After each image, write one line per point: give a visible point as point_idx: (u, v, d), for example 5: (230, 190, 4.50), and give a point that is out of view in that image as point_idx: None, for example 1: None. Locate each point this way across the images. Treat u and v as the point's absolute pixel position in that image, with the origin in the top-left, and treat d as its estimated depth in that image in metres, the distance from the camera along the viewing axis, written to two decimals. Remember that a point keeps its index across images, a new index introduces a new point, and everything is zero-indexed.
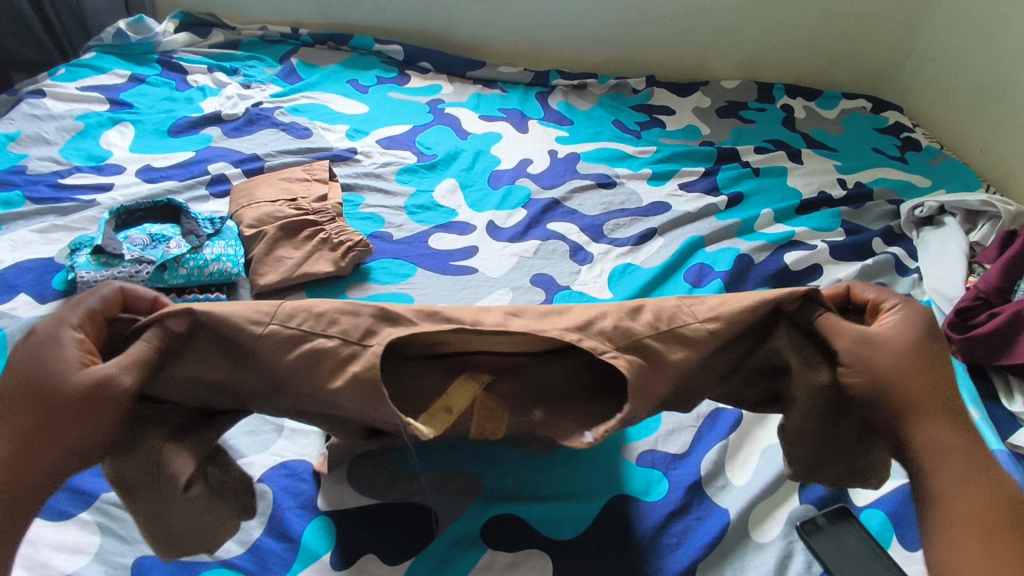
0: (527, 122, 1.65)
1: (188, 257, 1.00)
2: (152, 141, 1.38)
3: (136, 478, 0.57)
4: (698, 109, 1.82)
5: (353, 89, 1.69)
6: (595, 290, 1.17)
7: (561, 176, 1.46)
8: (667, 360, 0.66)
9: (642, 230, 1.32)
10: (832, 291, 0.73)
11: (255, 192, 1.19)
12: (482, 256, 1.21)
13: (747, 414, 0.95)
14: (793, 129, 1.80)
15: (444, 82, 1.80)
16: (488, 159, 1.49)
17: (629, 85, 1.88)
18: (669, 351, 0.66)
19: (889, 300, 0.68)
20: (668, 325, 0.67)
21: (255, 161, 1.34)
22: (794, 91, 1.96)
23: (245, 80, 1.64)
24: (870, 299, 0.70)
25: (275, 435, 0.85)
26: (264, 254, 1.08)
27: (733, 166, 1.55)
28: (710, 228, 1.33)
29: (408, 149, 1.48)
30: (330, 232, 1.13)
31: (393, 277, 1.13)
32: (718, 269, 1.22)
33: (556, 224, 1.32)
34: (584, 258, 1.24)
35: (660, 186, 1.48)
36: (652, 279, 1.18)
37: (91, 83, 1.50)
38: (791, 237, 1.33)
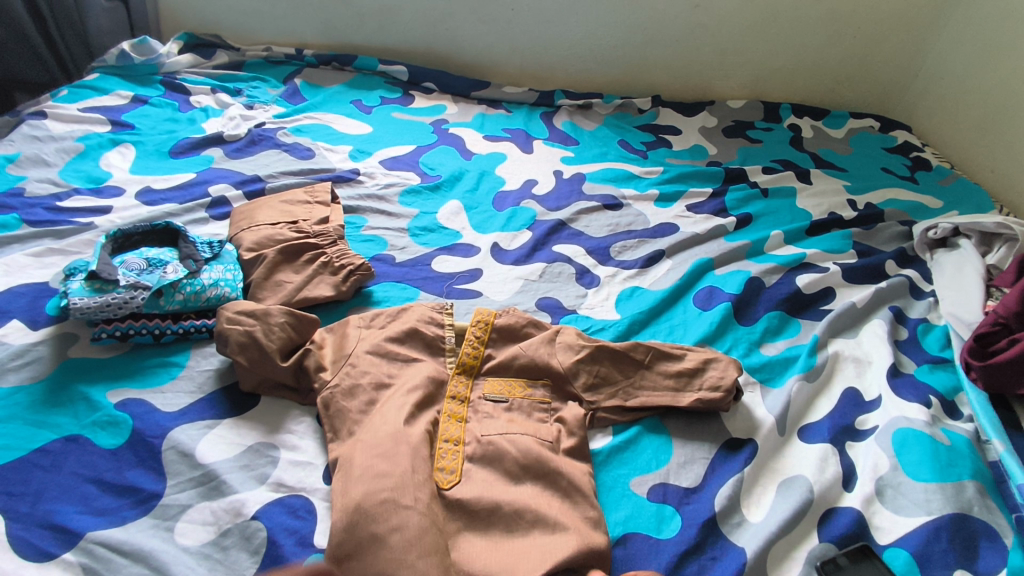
0: (532, 142, 1.64)
1: (185, 282, 0.97)
2: (152, 162, 1.37)
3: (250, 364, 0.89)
4: (704, 129, 1.81)
5: (357, 109, 1.68)
6: (602, 314, 1.14)
7: (567, 197, 1.44)
8: (604, 399, 0.92)
9: (648, 252, 1.29)
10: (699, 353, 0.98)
11: (255, 215, 1.17)
12: (486, 280, 1.19)
13: (761, 445, 0.91)
14: (801, 149, 1.78)
15: (448, 102, 1.79)
16: (491, 180, 1.47)
17: (635, 105, 1.86)
18: (608, 403, 0.92)
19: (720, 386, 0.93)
20: (624, 397, 0.93)
21: (257, 182, 1.33)
22: (800, 110, 1.94)
23: (249, 101, 1.64)
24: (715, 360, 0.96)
25: (270, 467, 0.81)
26: (263, 278, 1.06)
27: (741, 187, 1.52)
28: (719, 250, 1.30)
29: (412, 170, 1.46)
30: (331, 255, 1.11)
31: (396, 301, 1.10)
32: (727, 292, 1.18)
33: (561, 246, 1.29)
34: (590, 280, 1.21)
35: (667, 207, 1.46)
36: (659, 302, 1.15)
37: (93, 104, 1.49)
38: (802, 259, 1.29)
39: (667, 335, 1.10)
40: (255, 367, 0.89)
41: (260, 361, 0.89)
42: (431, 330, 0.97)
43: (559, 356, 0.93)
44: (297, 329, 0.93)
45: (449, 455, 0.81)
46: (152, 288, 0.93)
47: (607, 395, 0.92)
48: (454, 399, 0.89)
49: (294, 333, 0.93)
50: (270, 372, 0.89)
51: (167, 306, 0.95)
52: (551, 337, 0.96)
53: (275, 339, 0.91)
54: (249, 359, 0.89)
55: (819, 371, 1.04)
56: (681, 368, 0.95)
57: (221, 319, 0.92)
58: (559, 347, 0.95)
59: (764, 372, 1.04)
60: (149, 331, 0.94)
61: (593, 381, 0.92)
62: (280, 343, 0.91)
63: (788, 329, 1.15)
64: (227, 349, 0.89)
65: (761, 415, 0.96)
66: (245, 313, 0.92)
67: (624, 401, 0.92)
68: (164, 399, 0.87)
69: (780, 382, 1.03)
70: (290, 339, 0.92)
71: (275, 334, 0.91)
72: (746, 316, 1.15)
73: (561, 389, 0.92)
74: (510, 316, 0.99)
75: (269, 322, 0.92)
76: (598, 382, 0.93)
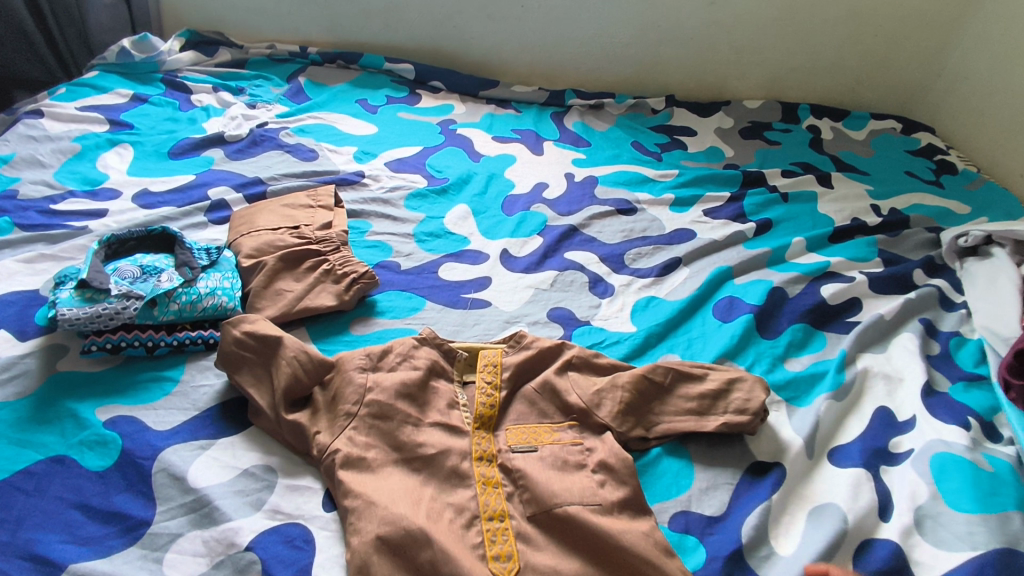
0: (542, 144, 1.58)
1: (180, 291, 0.93)
2: (151, 163, 1.32)
3: (253, 391, 0.86)
4: (720, 130, 1.75)
5: (362, 109, 1.63)
6: (617, 325, 1.08)
7: (579, 202, 1.38)
8: (630, 434, 0.87)
9: (665, 260, 1.24)
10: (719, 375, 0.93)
11: (256, 219, 1.12)
12: (495, 289, 1.14)
13: (791, 471, 0.86)
14: (820, 151, 1.72)
15: (456, 101, 1.74)
16: (501, 183, 1.42)
17: (648, 105, 1.80)
18: (632, 432, 0.87)
19: (743, 410, 0.89)
20: (649, 429, 0.88)
21: (258, 185, 1.28)
22: (819, 111, 1.88)
23: (251, 101, 1.59)
24: (735, 381, 0.92)
25: (266, 493, 0.76)
26: (263, 286, 1.01)
27: (759, 192, 1.47)
28: (738, 257, 1.25)
29: (418, 173, 1.41)
30: (334, 263, 1.07)
31: (401, 312, 1.06)
32: (748, 302, 1.13)
33: (574, 253, 1.24)
34: (604, 290, 1.16)
35: (683, 212, 1.40)
36: (677, 314, 1.10)
37: (91, 103, 1.45)
38: (826, 267, 1.24)
39: (686, 349, 1.05)
40: (263, 408, 0.84)
41: (262, 390, 0.86)
42: (443, 358, 0.93)
43: (578, 387, 0.90)
44: (306, 369, 0.86)
45: (492, 497, 0.78)
46: (146, 297, 0.89)
47: (632, 425, 0.88)
48: (482, 424, 0.86)
49: (302, 373, 0.86)
50: (270, 408, 0.84)
51: (161, 317, 0.90)
52: (564, 368, 0.94)
53: (282, 376, 0.85)
54: (259, 397, 0.85)
55: (848, 389, 0.99)
56: (703, 390, 0.92)
57: (227, 343, 0.89)
58: (573, 377, 0.92)
59: (789, 390, 0.99)
60: (142, 343, 0.90)
61: (616, 410, 0.88)
62: (282, 379, 0.85)
63: (812, 343, 1.09)
64: (236, 376, 0.87)
65: (787, 437, 0.91)
66: (253, 337, 0.89)
67: (647, 433, 0.88)
68: (156, 416, 0.83)
69: (808, 401, 0.97)
70: (292, 377, 0.85)
71: (282, 371, 0.86)
72: (769, 329, 1.09)
73: (583, 421, 0.87)
74: (528, 347, 0.95)
75: (280, 355, 0.87)
76: (623, 411, 0.88)
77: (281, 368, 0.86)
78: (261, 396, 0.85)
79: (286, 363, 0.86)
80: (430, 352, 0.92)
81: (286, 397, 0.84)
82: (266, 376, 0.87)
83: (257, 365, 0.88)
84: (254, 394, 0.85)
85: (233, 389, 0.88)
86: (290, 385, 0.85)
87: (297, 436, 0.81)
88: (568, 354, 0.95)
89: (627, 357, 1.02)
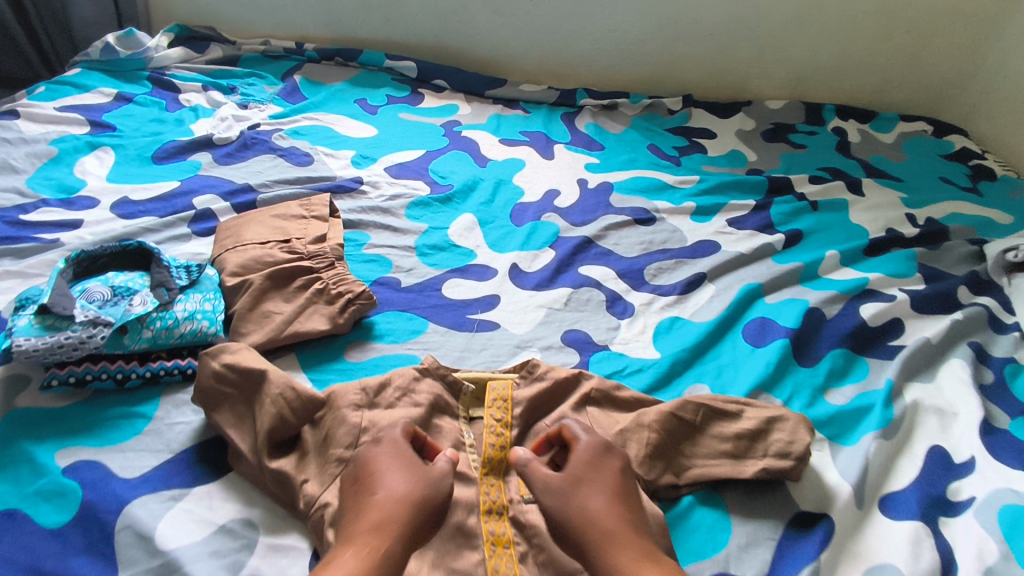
0: (553, 147, 1.48)
1: (154, 315, 0.84)
2: (132, 168, 1.23)
3: (234, 433, 0.77)
4: (741, 132, 1.65)
5: (361, 109, 1.54)
6: (639, 351, 0.99)
7: (593, 210, 1.28)
8: (659, 480, 0.78)
9: (689, 275, 1.14)
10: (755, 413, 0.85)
11: (243, 232, 1.03)
12: (504, 308, 1.04)
13: (840, 523, 0.77)
14: (848, 155, 1.62)
15: (461, 101, 1.64)
16: (509, 190, 1.32)
17: (664, 105, 1.70)
18: (663, 478, 0.78)
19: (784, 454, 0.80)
20: (680, 475, 0.80)
21: (248, 192, 1.19)
22: (845, 112, 1.78)
23: (243, 100, 1.49)
24: (774, 420, 0.83)
25: (246, 554, 0.68)
26: (249, 308, 0.91)
27: (786, 200, 1.37)
28: (768, 273, 1.15)
29: (421, 178, 1.31)
30: (327, 281, 0.97)
31: (401, 335, 0.97)
32: (783, 325, 1.03)
33: (589, 268, 1.14)
34: (623, 309, 1.06)
35: (706, 222, 1.30)
36: (705, 338, 1.01)
37: (71, 103, 1.36)
38: (864, 285, 1.14)
39: (716, 379, 0.96)
40: (244, 453, 0.75)
41: (242, 432, 0.76)
42: (446, 391, 0.84)
43: (600, 426, 0.82)
44: (292, 407, 0.77)
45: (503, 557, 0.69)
46: (114, 324, 0.80)
47: (661, 470, 0.79)
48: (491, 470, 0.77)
49: (289, 412, 0.76)
50: (252, 453, 0.75)
51: (132, 346, 0.81)
52: (582, 403, 0.84)
53: (264, 416, 0.76)
54: (240, 439, 0.76)
55: (897, 425, 0.89)
56: (739, 429, 0.83)
57: (204, 378, 0.80)
58: (592, 414, 0.83)
59: (833, 426, 0.91)
60: (110, 374, 0.80)
61: (644, 453, 0.79)
62: (264, 420, 0.75)
63: (854, 371, 1.00)
64: (215, 415, 0.78)
65: (834, 484, 0.82)
66: (234, 370, 0.80)
67: (678, 478, 0.79)
68: (122, 460, 0.74)
69: (853, 439, 0.89)
70: (276, 417, 0.75)
71: (264, 411, 0.76)
72: (806, 355, 1.00)
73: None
74: (542, 379, 0.86)
75: (263, 393, 0.78)
76: (651, 454, 0.79)
77: (263, 408, 0.76)
78: (241, 439, 0.76)
79: (269, 401, 0.77)
80: (434, 385, 0.83)
81: (270, 440, 0.75)
82: (249, 415, 0.78)
83: (238, 402, 0.79)
84: (235, 436, 0.76)
85: (211, 429, 0.79)
86: (272, 425, 0.75)
87: (281, 486, 0.72)
88: (587, 387, 0.86)
89: (651, 388, 0.93)
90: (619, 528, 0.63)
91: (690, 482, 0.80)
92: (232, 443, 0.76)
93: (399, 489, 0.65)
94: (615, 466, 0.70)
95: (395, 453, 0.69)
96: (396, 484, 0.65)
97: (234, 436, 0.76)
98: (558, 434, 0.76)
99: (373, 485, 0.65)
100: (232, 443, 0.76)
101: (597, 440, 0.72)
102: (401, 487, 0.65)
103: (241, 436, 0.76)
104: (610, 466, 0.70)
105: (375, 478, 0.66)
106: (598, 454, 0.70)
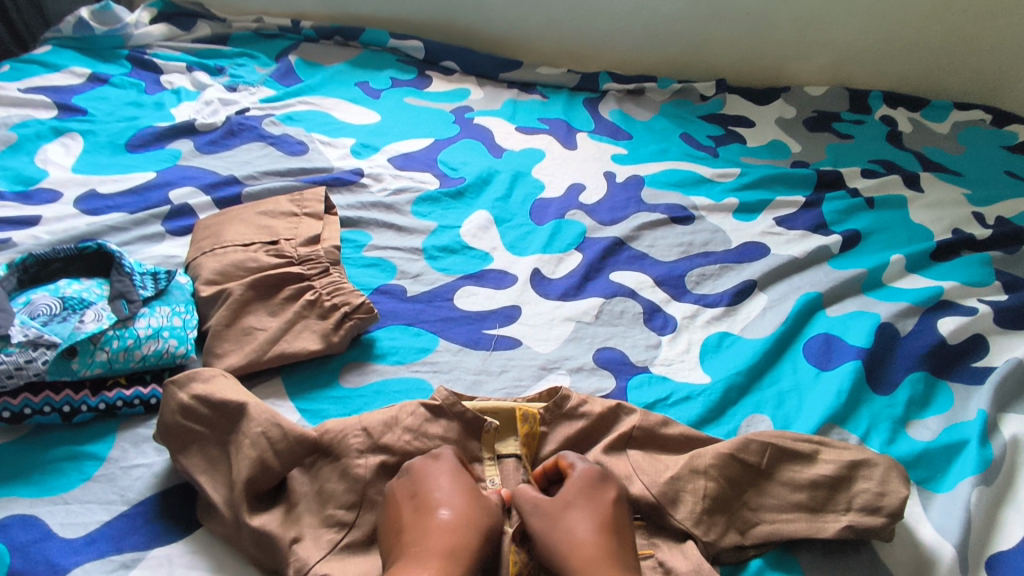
0: (575, 136, 1.33)
1: (111, 334, 0.69)
2: (103, 157, 1.09)
3: (204, 483, 0.63)
4: (782, 121, 1.49)
5: (363, 93, 1.39)
6: (684, 374, 0.85)
7: (623, 207, 1.14)
8: (720, 542, 0.64)
9: (737, 283, 0.99)
10: (832, 455, 0.70)
11: (223, 232, 0.88)
12: (526, 322, 0.90)
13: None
14: (901, 146, 1.46)
15: (473, 85, 1.49)
16: (528, 184, 1.17)
17: (696, 90, 1.55)
18: (724, 538, 0.64)
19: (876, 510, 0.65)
20: (746, 535, 0.65)
21: (233, 185, 1.04)
22: (894, 99, 1.61)
23: (231, 82, 1.35)
24: (856, 464, 0.69)
25: None
26: (226, 324, 0.77)
27: (839, 196, 1.21)
28: (828, 281, 1.00)
29: (429, 171, 1.17)
30: (320, 290, 0.83)
31: (406, 354, 0.83)
32: (852, 344, 0.89)
33: (621, 274, 1.00)
34: (663, 323, 0.92)
35: (750, 221, 1.15)
36: (761, 359, 0.86)
37: (39, 83, 1.21)
38: (939, 295, 0.98)
39: (778, 409, 0.82)
40: (216, 505, 0.62)
41: (216, 479, 0.63)
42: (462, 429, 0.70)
43: (645, 473, 0.68)
44: (276, 450, 0.64)
45: None
46: (59, 345, 0.66)
47: (722, 529, 0.65)
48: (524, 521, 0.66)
49: (272, 457, 0.63)
50: (230, 507, 0.61)
51: (83, 372, 0.68)
52: (623, 444, 0.70)
53: (242, 463, 0.62)
54: (212, 488, 0.63)
55: (999, 468, 0.75)
56: (815, 476, 0.68)
57: (168, 413, 0.66)
58: (635, 458, 0.69)
59: (921, 468, 0.76)
60: (55, 408, 0.67)
61: (699, 509, 0.65)
62: (241, 467, 0.62)
63: (937, 399, 0.85)
64: (181, 459, 0.65)
65: (931, 542, 0.68)
66: (206, 405, 0.66)
67: (741, 538, 0.65)
68: (65, 515, 0.61)
69: (946, 485, 0.74)
70: (256, 464, 0.62)
71: (242, 455, 0.63)
72: (880, 381, 0.86)
73: (650, 522, 0.67)
74: (573, 416, 0.72)
75: (241, 431, 0.64)
76: (708, 509, 0.65)
77: (241, 451, 0.63)
78: (213, 489, 0.63)
79: (249, 444, 0.63)
80: (446, 423, 0.70)
81: (252, 491, 0.62)
82: (223, 459, 0.65)
83: (210, 443, 0.66)
84: (208, 485, 0.63)
85: (178, 474, 0.66)
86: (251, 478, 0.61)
87: (262, 548, 0.59)
88: (629, 424, 0.71)
89: (701, 420, 0.79)
90: (597, 558, 0.58)
91: (758, 543, 0.65)
92: (204, 494, 0.63)
93: (454, 506, 0.60)
94: (610, 496, 0.63)
95: (444, 466, 0.64)
96: (456, 500, 0.61)
97: (206, 485, 0.63)
98: (552, 466, 0.68)
99: (430, 500, 0.61)
100: (203, 495, 0.63)
101: (590, 467, 0.65)
102: (458, 503, 0.61)
103: (214, 482, 0.63)
104: (605, 496, 0.63)
105: (431, 493, 0.61)
106: (591, 483, 0.64)
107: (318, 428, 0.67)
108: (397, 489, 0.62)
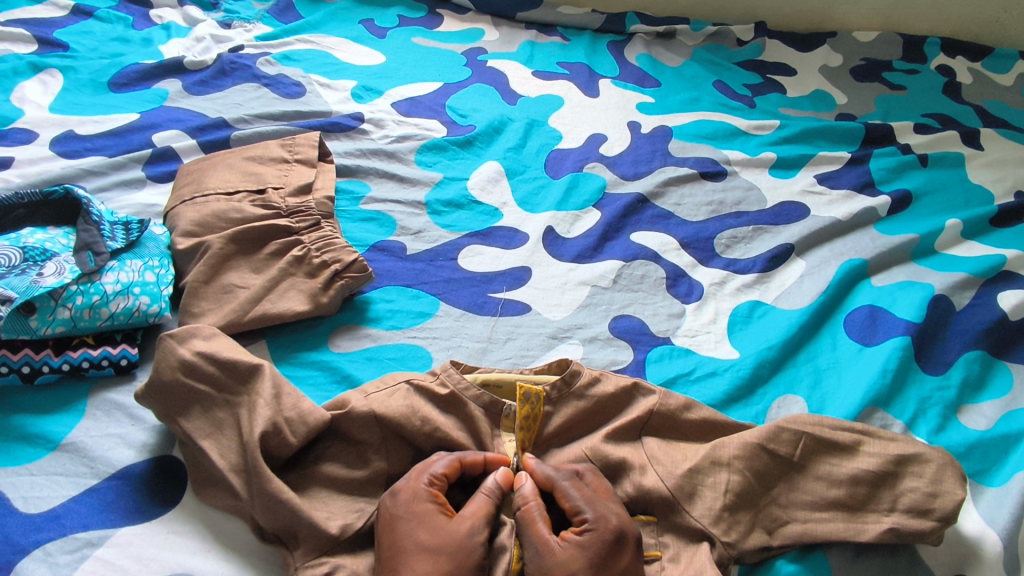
0: (597, 82, 1.21)
1: (74, 290, 0.63)
2: (84, 97, 1.00)
3: (201, 448, 0.57)
4: (827, 69, 1.35)
5: (367, 32, 1.27)
6: (711, 348, 0.77)
7: (647, 160, 1.03)
8: (745, 545, 0.57)
9: (772, 247, 0.89)
10: (880, 449, 0.61)
11: (206, 178, 0.81)
12: (536, 286, 0.81)
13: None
14: (958, 99, 1.31)
15: (487, 26, 1.36)
16: (545, 133, 1.07)
17: (732, 34, 1.40)
18: (751, 537, 0.58)
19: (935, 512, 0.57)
20: (776, 537, 0.58)
21: (222, 129, 0.96)
22: (952, 47, 1.44)
23: (225, 18, 1.24)
24: (900, 463, 0.60)
25: None
26: (205, 281, 0.70)
27: (889, 151, 1.09)
28: (874, 247, 0.90)
29: (436, 117, 1.07)
30: (309, 245, 0.75)
31: (403, 319, 0.75)
32: (900, 317, 0.80)
33: (643, 235, 0.90)
34: (688, 289, 0.83)
35: (789, 178, 1.04)
36: (798, 334, 0.77)
37: (18, 15, 1.12)
38: (1002, 264, 0.88)
39: (813, 389, 0.73)
40: (222, 472, 0.55)
41: (214, 444, 0.57)
42: (475, 401, 0.64)
43: (661, 463, 0.60)
44: (295, 420, 0.57)
45: None
46: (14, 301, 0.60)
47: (747, 528, 0.58)
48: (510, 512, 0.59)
49: (290, 428, 0.57)
50: (232, 476, 0.55)
51: (43, 330, 0.62)
52: (637, 430, 0.63)
53: (254, 424, 0.56)
54: (217, 454, 0.56)
55: None
56: (858, 472, 0.60)
57: (165, 369, 0.59)
58: (651, 446, 0.62)
59: (974, 459, 0.67)
60: (13, 368, 0.62)
61: (723, 505, 0.58)
62: (255, 429, 0.55)
63: (995, 382, 0.76)
64: (183, 422, 0.58)
65: (973, 531, 0.61)
66: (212, 362, 0.60)
67: (767, 539, 0.58)
68: (27, 488, 0.56)
69: (1001, 478, 0.66)
70: (272, 430, 0.56)
71: (255, 415, 0.56)
72: (930, 359, 0.77)
73: (663, 517, 0.59)
74: (582, 395, 0.64)
75: (254, 391, 0.58)
76: (732, 506, 0.58)
77: (257, 414, 0.56)
78: (212, 454, 0.56)
79: (262, 412, 0.56)
80: (447, 394, 0.62)
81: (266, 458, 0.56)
82: (229, 423, 0.58)
83: (214, 405, 0.59)
84: (210, 450, 0.56)
85: (175, 434, 0.60)
86: (277, 448, 0.56)
87: (270, 514, 0.53)
88: (645, 407, 0.64)
89: (726, 399, 0.71)
90: None
91: (790, 543, 0.58)
92: (201, 463, 0.58)
93: None
94: (624, 566, 0.52)
95: (418, 516, 0.53)
96: (426, 560, 0.50)
97: (210, 449, 0.56)
98: (549, 489, 0.57)
99: (398, 564, 0.50)
100: (197, 464, 0.58)
101: (609, 525, 0.53)
102: (435, 569, 0.50)
103: (210, 446, 0.57)
104: (619, 566, 0.52)
105: (410, 516, 0.53)
106: (606, 550, 0.52)
107: (337, 404, 0.60)
108: (379, 536, 0.53)
